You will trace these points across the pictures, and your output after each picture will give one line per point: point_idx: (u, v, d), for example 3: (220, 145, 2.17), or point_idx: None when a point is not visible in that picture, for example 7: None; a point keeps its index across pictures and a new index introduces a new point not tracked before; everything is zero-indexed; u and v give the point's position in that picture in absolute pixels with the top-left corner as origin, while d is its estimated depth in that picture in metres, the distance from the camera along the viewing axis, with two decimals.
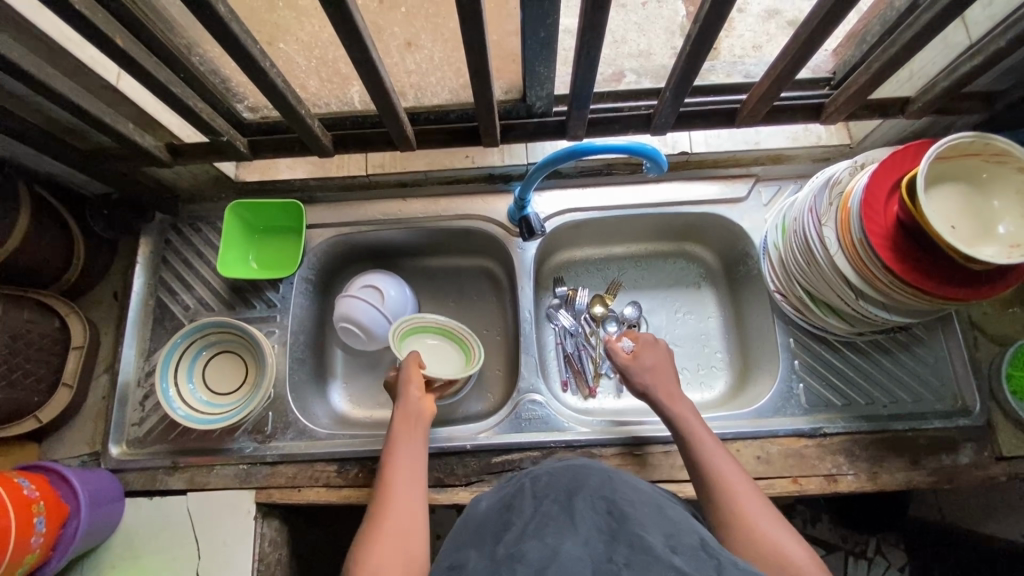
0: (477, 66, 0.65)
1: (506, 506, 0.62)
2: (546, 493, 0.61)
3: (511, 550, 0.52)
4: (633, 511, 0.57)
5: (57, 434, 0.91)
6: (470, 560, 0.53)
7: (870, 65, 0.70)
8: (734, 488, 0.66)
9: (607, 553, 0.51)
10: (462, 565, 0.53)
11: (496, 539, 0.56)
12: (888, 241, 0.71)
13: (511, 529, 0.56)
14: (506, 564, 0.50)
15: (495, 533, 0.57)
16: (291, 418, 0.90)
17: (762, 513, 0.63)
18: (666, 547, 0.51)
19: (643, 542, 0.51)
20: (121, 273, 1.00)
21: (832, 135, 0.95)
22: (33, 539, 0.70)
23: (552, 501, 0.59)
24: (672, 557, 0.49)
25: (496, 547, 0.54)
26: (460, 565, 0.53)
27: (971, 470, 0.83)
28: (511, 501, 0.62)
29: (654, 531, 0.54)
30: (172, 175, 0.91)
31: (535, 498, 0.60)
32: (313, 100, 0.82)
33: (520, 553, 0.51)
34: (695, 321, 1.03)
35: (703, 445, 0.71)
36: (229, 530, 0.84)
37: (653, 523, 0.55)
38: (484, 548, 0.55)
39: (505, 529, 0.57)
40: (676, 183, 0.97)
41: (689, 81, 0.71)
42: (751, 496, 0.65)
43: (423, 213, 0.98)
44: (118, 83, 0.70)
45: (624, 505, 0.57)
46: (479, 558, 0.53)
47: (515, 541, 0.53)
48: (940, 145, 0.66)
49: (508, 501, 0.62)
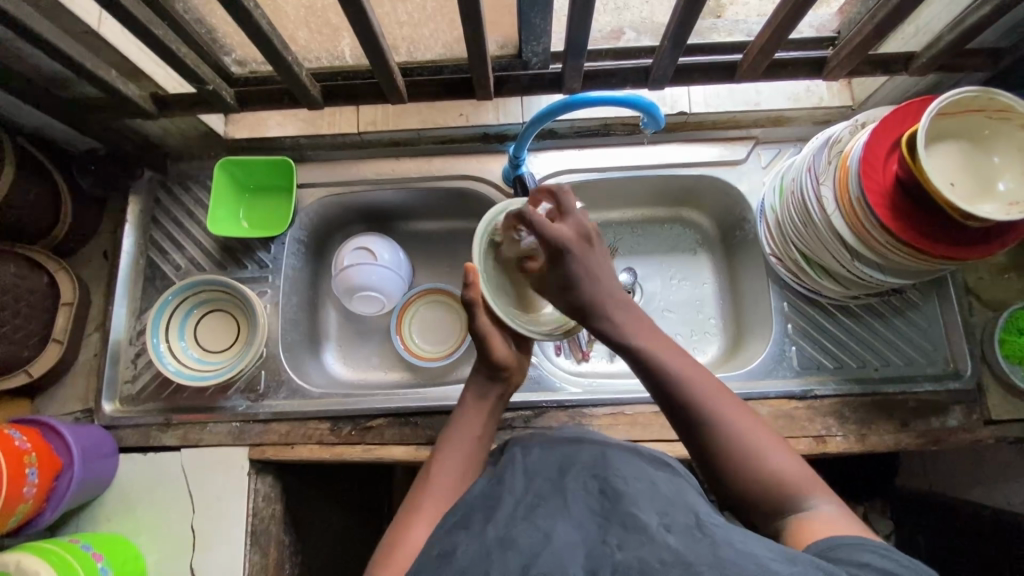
0: (468, 10, 0.62)
1: (497, 477, 0.59)
2: (538, 470, 0.58)
3: (502, 533, 0.51)
4: (626, 486, 0.53)
5: (51, 390, 0.91)
6: (460, 544, 0.51)
7: (875, 15, 0.68)
8: (703, 397, 0.59)
9: (601, 536, 0.49)
10: (452, 552, 0.51)
11: (485, 517, 0.54)
12: (886, 200, 0.70)
13: (500, 507, 0.54)
14: (497, 550, 0.49)
15: (485, 508, 0.55)
16: (285, 376, 0.90)
17: (740, 417, 0.58)
18: (661, 526, 0.48)
19: (637, 522, 0.49)
20: (110, 232, 0.98)
21: (834, 96, 0.93)
22: (25, 489, 0.70)
23: (545, 479, 0.57)
24: (666, 538, 0.47)
25: (485, 527, 0.53)
26: (450, 553, 0.51)
27: (959, 433, 0.83)
28: (501, 470, 0.60)
29: (648, 507, 0.51)
30: (158, 129, 0.89)
31: (527, 473, 0.58)
32: (303, 53, 0.79)
33: (510, 539, 0.50)
34: (689, 287, 1.03)
35: (658, 357, 0.62)
36: (224, 486, 0.84)
37: (647, 498, 0.52)
38: (473, 528, 0.53)
39: (492, 507, 0.55)
40: (674, 145, 0.96)
41: (688, 31, 0.68)
42: (726, 402, 0.59)
43: (416, 173, 0.96)
44: (99, 26, 0.68)
45: (618, 479, 0.54)
46: (466, 547, 0.51)
47: (505, 523, 0.52)
48: (944, 99, 0.65)
49: (500, 471, 0.60)
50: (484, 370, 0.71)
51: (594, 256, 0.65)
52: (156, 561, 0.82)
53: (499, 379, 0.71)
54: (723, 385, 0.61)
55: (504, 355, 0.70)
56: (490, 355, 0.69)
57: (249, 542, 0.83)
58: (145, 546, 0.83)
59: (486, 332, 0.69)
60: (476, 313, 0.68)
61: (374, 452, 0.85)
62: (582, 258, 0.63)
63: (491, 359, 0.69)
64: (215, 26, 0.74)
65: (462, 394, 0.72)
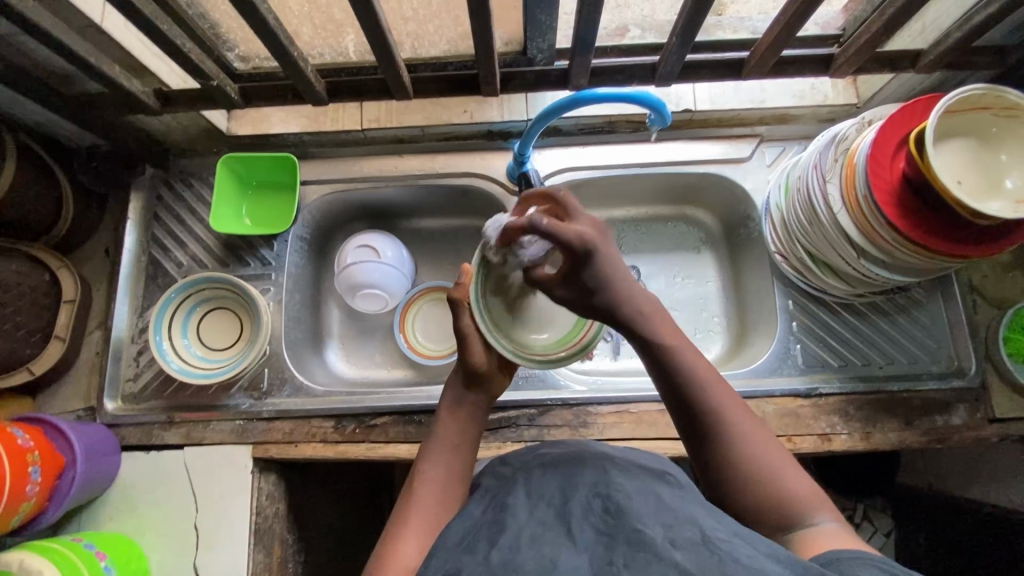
0: (476, 5, 0.62)
1: (500, 502, 0.57)
2: (541, 493, 0.56)
3: (507, 558, 0.49)
4: (630, 503, 0.52)
5: (52, 388, 0.90)
6: (464, 569, 0.50)
7: (883, 12, 0.68)
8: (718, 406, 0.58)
9: (607, 556, 0.48)
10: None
11: (490, 540, 0.52)
12: (893, 198, 0.70)
13: (505, 532, 0.52)
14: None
15: (489, 532, 0.53)
16: (288, 375, 0.89)
17: (752, 429, 0.58)
18: (666, 540, 0.47)
19: (642, 539, 0.48)
20: (111, 229, 0.97)
21: (839, 93, 0.93)
22: (27, 488, 0.70)
23: (547, 503, 0.55)
24: (672, 554, 0.46)
25: (490, 551, 0.51)
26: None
27: (963, 431, 0.83)
28: (504, 497, 0.58)
29: (653, 521, 0.50)
30: (160, 125, 0.89)
31: (529, 497, 0.56)
32: (307, 49, 0.79)
33: (515, 564, 0.48)
34: (693, 286, 1.03)
35: (682, 359, 0.60)
36: (227, 485, 0.84)
37: (651, 513, 0.51)
38: (477, 552, 0.51)
39: (498, 532, 0.53)
40: (679, 143, 0.96)
41: (696, 27, 0.68)
42: (742, 413, 0.59)
43: (420, 170, 0.96)
44: (102, 21, 0.68)
45: (620, 496, 0.53)
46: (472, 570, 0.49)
47: (509, 547, 0.50)
48: (952, 97, 0.65)
49: (502, 498, 0.58)
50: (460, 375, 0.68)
51: (615, 251, 0.62)
52: (159, 560, 0.82)
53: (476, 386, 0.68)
54: (738, 397, 0.60)
55: (482, 362, 0.67)
56: (467, 359, 0.67)
57: (253, 541, 0.82)
58: (149, 545, 0.82)
59: (467, 333, 0.67)
60: (461, 314, 0.67)
61: (378, 451, 0.85)
62: (607, 254, 0.60)
63: (469, 364, 0.67)
64: (219, 21, 0.73)
65: (438, 404, 0.69)
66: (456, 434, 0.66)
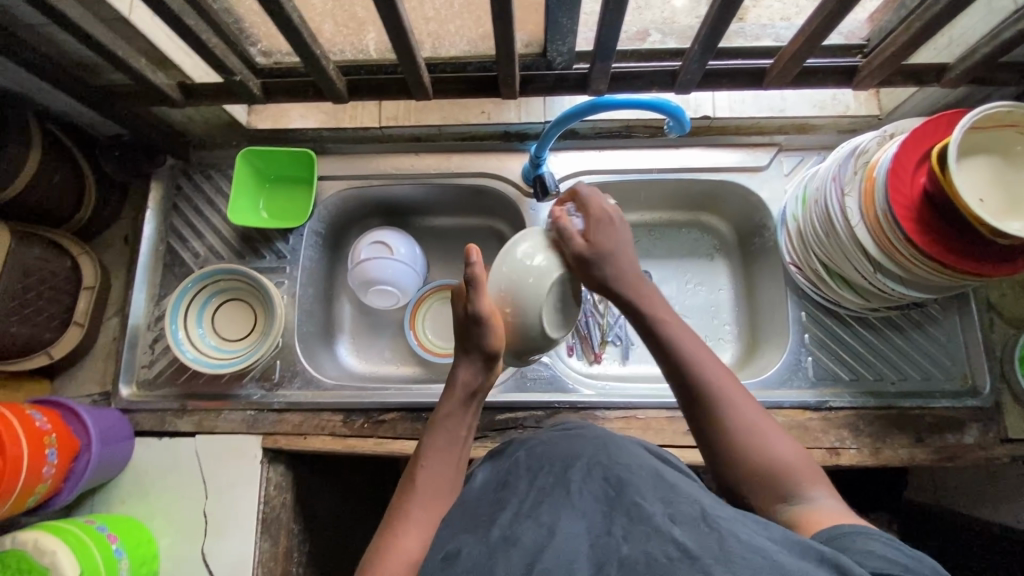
0: (498, 9, 0.62)
1: (501, 479, 0.59)
2: (541, 465, 0.58)
3: (507, 532, 0.50)
4: (631, 477, 0.53)
5: (70, 371, 0.92)
6: (464, 547, 0.49)
7: (909, 26, 0.68)
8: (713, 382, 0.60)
9: (606, 527, 0.48)
10: (457, 555, 0.49)
11: (490, 519, 0.53)
12: (912, 213, 0.69)
13: (505, 509, 0.53)
14: (501, 549, 0.48)
15: (490, 513, 0.54)
16: (299, 367, 0.90)
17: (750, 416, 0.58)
18: (666, 516, 0.47)
19: (642, 513, 0.48)
20: (131, 217, 0.99)
21: (861, 104, 0.92)
22: (44, 469, 0.71)
23: (548, 472, 0.56)
24: (671, 529, 0.46)
25: (489, 529, 0.51)
26: (453, 557, 0.49)
27: (975, 450, 0.82)
28: (506, 474, 0.59)
29: (652, 497, 0.50)
30: (182, 117, 0.90)
31: (530, 470, 0.57)
32: (329, 46, 0.79)
33: (514, 538, 0.49)
34: (705, 293, 1.02)
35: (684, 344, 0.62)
36: (237, 472, 0.85)
37: (651, 489, 0.51)
38: (478, 531, 0.51)
39: (502, 507, 0.54)
40: (696, 149, 0.95)
41: (719, 37, 0.68)
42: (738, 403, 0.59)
43: (436, 169, 0.96)
44: (130, 14, 0.69)
45: (621, 469, 0.54)
46: (471, 549, 0.49)
47: (509, 522, 0.51)
48: (978, 113, 0.64)
49: (503, 474, 0.59)
50: (477, 357, 0.65)
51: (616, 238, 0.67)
52: (167, 545, 0.83)
53: (487, 368, 0.66)
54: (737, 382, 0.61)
55: (500, 345, 0.65)
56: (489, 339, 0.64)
57: (260, 530, 0.83)
58: (158, 529, 0.84)
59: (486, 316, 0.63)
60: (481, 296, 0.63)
61: (385, 446, 0.85)
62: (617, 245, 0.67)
63: (488, 349, 0.64)
64: (243, 16, 0.74)
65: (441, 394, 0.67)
66: (460, 424, 0.65)
